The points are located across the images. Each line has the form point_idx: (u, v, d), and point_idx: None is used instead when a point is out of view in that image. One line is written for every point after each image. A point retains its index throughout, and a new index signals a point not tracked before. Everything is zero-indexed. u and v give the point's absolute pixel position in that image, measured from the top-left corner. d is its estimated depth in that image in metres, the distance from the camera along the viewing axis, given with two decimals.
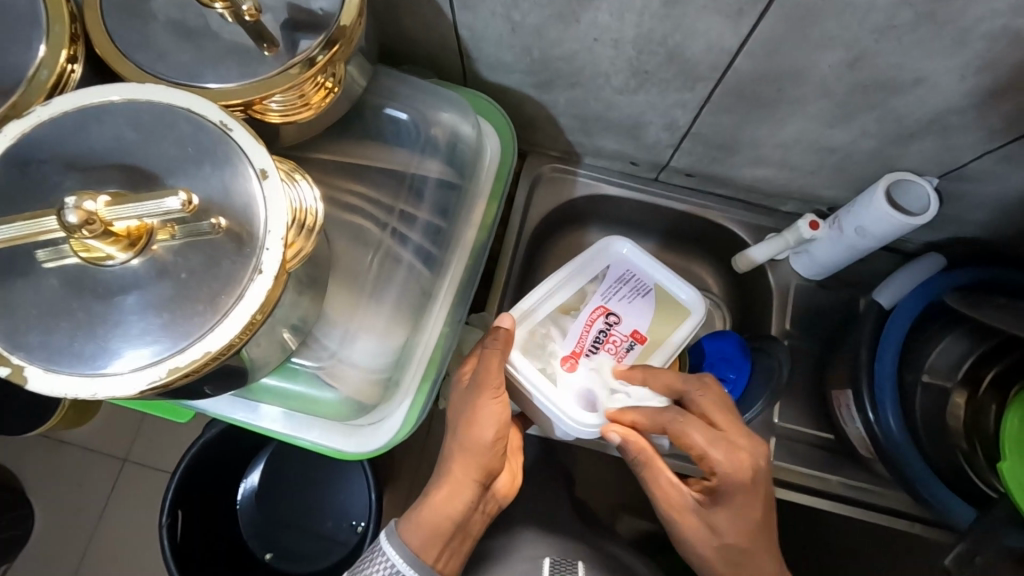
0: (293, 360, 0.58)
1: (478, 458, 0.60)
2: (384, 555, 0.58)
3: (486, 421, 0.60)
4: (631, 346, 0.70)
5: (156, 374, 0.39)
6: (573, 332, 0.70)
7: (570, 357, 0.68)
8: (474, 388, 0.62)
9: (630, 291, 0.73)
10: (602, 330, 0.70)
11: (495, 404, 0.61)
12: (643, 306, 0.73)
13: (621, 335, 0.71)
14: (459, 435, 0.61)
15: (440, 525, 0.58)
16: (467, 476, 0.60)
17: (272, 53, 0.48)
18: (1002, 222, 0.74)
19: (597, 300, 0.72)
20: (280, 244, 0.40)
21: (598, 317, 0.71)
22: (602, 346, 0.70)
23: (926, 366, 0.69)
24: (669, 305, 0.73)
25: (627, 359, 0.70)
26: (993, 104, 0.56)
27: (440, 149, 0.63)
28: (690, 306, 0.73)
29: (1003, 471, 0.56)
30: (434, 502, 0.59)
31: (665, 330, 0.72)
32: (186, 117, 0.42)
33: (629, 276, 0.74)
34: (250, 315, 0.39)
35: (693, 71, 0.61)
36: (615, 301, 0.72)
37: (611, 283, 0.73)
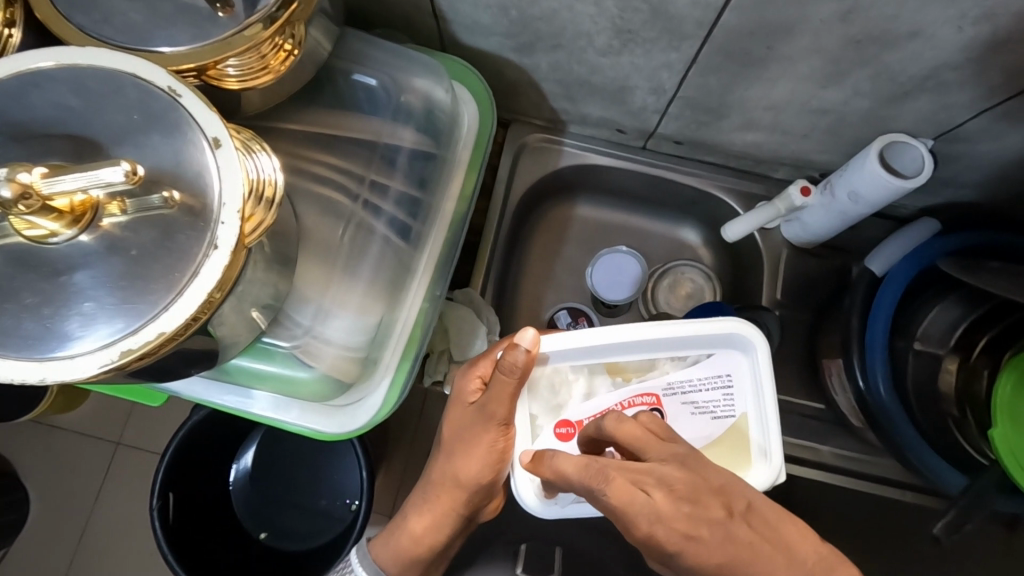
0: (265, 339, 0.56)
1: (459, 497, 0.60)
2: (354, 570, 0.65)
3: (473, 466, 0.58)
4: None
5: (109, 356, 0.36)
6: (599, 401, 0.58)
7: (568, 428, 0.57)
8: (478, 418, 0.56)
9: (708, 402, 0.58)
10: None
11: (493, 446, 0.57)
12: (708, 425, 0.58)
13: None
14: (444, 467, 0.60)
15: (413, 551, 0.63)
16: (447, 508, 0.61)
17: (227, 14, 0.44)
18: (998, 184, 0.72)
19: (655, 384, 0.58)
20: (237, 217, 0.38)
21: (640, 403, 0.58)
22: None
23: (919, 334, 0.68)
24: (739, 451, 0.57)
25: None
26: (992, 57, 0.54)
27: (415, 116, 0.60)
28: (753, 472, 0.57)
29: (994, 437, 0.55)
30: (411, 529, 0.63)
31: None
32: (130, 82, 0.39)
33: (720, 382, 0.59)
34: (207, 293, 0.37)
35: (679, 29, 0.58)
36: (675, 397, 0.58)
37: (692, 379, 0.58)
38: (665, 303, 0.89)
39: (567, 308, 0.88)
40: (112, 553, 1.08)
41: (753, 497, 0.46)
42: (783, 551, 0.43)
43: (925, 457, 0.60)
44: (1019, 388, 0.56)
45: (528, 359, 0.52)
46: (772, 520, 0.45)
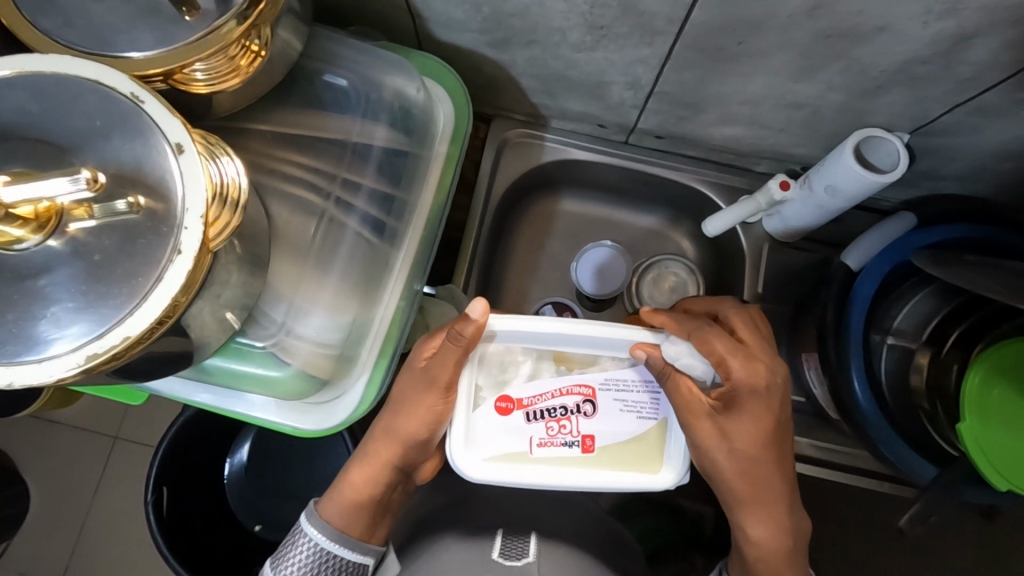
0: (241, 338, 0.56)
1: (401, 448, 0.60)
2: (306, 536, 0.60)
3: (414, 420, 0.58)
4: (571, 444, 0.57)
5: (76, 360, 0.37)
6: (541, 384, 0.58)
7: (507, 403, 0.58)
8: (422, 381, 0.58)
9: (637, 402, 0.59)
10: (566, 406, 0.58)
11: (433, 408, 0.57)
12: (632, 425, 0.59)
13: (574, 426, 0.58)
14: (388, 418, 0.61)
15: (356, 500, 0.61)
16: (385, 459, 0.61)
17: (193, 17, 0.45)
18: (976, 176, 0.72)
19: (592, 377, 0.58)
20: (200, 222, 0.38)
21: (574, 392, 0.58)
22: (548, 417, 0.58)
23: (892, 327, 0.68)
24: (654, 449, 0.59)
25: (551, 449, 0.57)
26: (962, 51, 0.54)
27: (388, 114, 0.60)
28: (661, 473, 0.59)
29: (962, 431, 0.55)
30: (354, 479, 0.61)
31: (613, 464, 0.58)
32: (92, 89, 0.40)
33: (650, 390, 0.59)
34: (172, 298, 0.38)
35: (651, 25, 0.58)
36: (609, 393, 0.59)
37: (626, 380, 0.59)
38: (650, 297, 0.88)
39: (552, 303, 0.88)
40: (109, 545, 1.09)
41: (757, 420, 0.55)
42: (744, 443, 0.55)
43: (896, 449, 0.61)
44: (987, 381, 0.57)
45: (474, 327, 0.54)
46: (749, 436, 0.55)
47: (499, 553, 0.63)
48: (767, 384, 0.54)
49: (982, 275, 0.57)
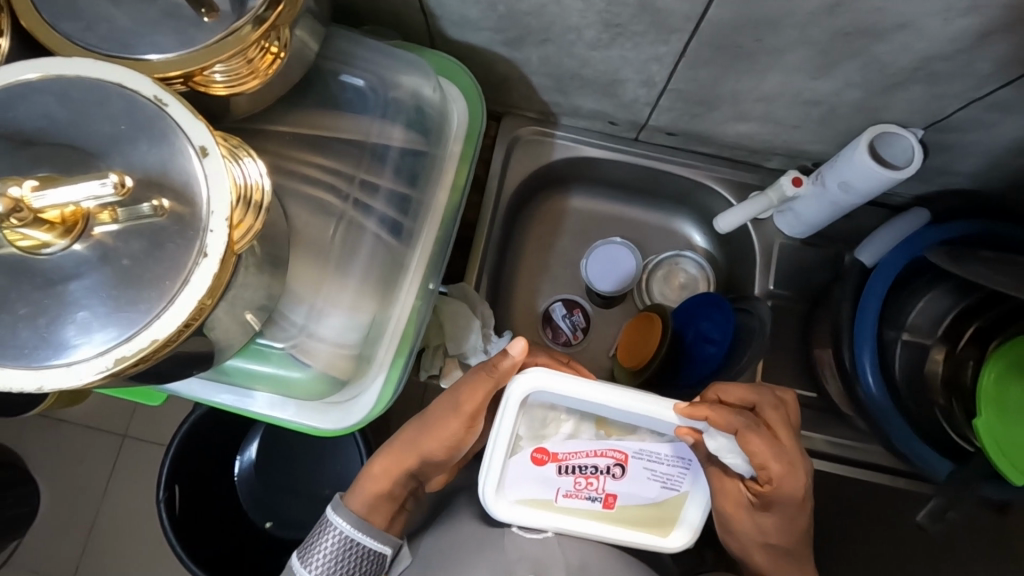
0: (259, 340, 0.57)
1: (421, 458, 0.62)
2: (333, 524, 0.60)
3: (436, 438, 0.60)
4: (594, 499, 0.58)
5: (104, 363, 0.37)
6: (577, 443, 0.57)
7: (543, 455, 0.57)
8: (448, 404, 0.60)
9: (665, 473, 0.59)
10: (597, 465, 0.58)
11: (455, 431, 0.59)
12: (655, 492, 0.59)
13: (601, 484, 0.58)
14: (414, 428, 0.62)
15: (377, 496, 0.62)
16: (405, 465, 0.62)
17: (213, 19, 0.45)
18: (990, 171, 0.72)
19: (627, 445, 0.58)
20: (226, 225, 0.38)
21: (608, 456, 0.58)
22: (577, 473, 0.58)
23: (907, 324, 0.68)
24: (669, 515, 0.60)
25: (574, 500, 0.58)
26: (981, 48, 0.54)
27: (404, 114, 0.60)
28: (670, 537, 0.60)
29: (979, 428, 0.55)
30: (373, 480, 0.62)
31: (627, 521, 0.59)
32: (117, 93, 0.40)
33: (680, 464, 0.59)
34: (198, 300, 0.38)
35: (668, 23, 0.58)
36: (640, 461, 0.58)
37: (660, 453, 0.58)
38: (660, 293, 0.90)
39: (562, 300, 0.89)
40: (123, 543, 1.10)
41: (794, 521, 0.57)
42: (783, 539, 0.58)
43: (911, 443, 0.61)
44: (1004, 377, 0.57)
45: (509, 363, 0.56)
46: (784, 531, 0.58)
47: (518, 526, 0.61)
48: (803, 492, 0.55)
49: (993, 270, 0.58)
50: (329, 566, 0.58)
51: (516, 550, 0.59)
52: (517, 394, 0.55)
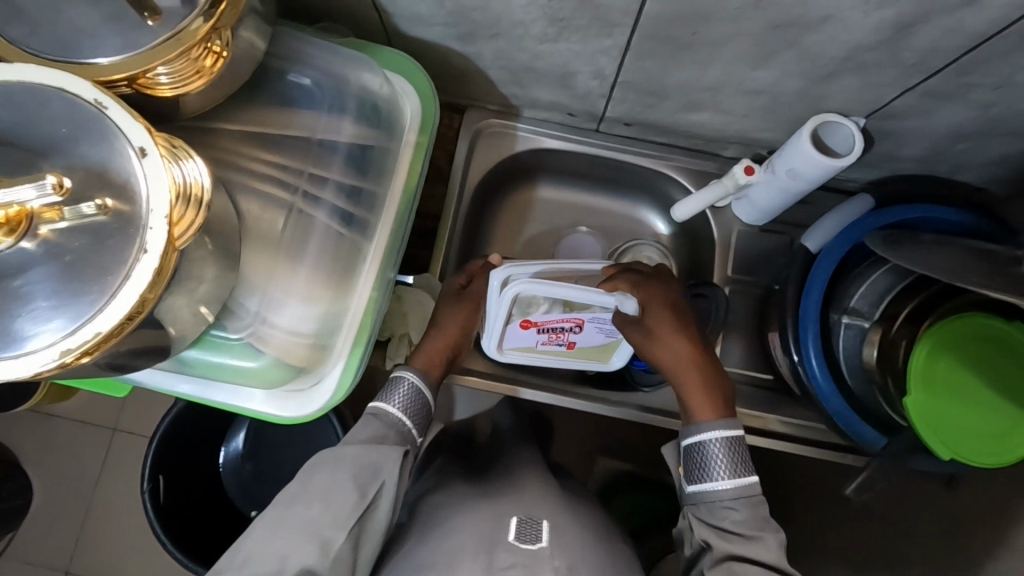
0: (215, 332, 0.59)
1: (458, 333, 0.75)
2: (406, 377, 0.69)
3: (463, 313, 0.75)
4: (562, 344, 0.74)
5: (50, 356, 0.40)
6: (551, 315, 0.70)
7: (528, 323, 0.70)
8: (464, 294, 0.76)
9: (609, 327, 0.73)
10: (563, 325, 0.72)
11: (473, 310, 0.76)
12: (602, 338, 0.75)
13: (566, 336, 0.73)
14: (444, 314, 0.75)
15: (432, 359, 0.73)
16: (450, 339, 0.74)
17: (156, 22, 0.46)
18: (936, 157, 0.74)
19: (584, 313, 0.71)
20: (164, 222, 0.40)
21: (571, 319, 0.71)
22: (550, 331, 0.72)
23: (849, 306, 0.69)
24: (609, 347, 0.77)
25: (551, 346, 0.74)
26: (905, 39, 0.55)
27: (354, 110, 0.62)
28: (609, 364, 0.77)
29: (908, 405, 0.57)
30: (427, 348, 0.73)
31: (582, 355, 0.76)
32: (58, 96, 0.42)
33: None
34: (139, 294, 0.40)
35: (607, 17, 0.60)
36: (594, 323, 0.72)
37: (608, 317, 0.72)
38: None
39: None
40: (113, 532, 1.13)
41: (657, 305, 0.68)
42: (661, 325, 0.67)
43: (848, 420, 0.65)
44: (933, 352, 0.59)
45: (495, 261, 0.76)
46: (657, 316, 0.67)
47: (513, 536, 0.59)
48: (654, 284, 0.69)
49: (937, 257, 0.58)
50: (407, 401, 0.68)
51: (507, 557, 0.56)
52: (502, 276, 0.66)
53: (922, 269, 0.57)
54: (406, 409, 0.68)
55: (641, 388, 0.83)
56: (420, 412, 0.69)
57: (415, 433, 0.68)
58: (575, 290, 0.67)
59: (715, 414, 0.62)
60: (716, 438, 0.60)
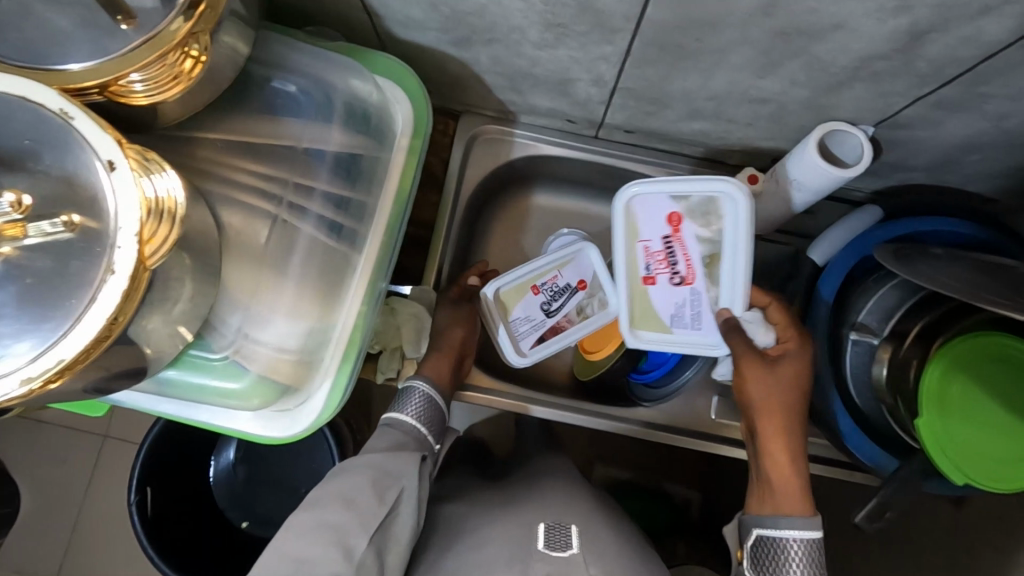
0: (195, 350, 0.56)
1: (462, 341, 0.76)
2: (418, 386, 0.70)
3: (461, 320, 0.76)
4: (647, 266, 0.70)
5: (10, 385, 0.37)
6: (688, 241, 0.68)
7: (675, 220, 0.69)
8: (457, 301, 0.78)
9: (682, 308, 0.70)
10: (683, 269, 0.69)
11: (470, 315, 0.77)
12: (664, 313, 0.70)
13: (666, 274, 0.70)
14: (441, 323, 0.76)
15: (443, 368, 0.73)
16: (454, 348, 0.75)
17: (131, 27, 0.44)
18: (946, 167, 0.71)
19: (704, 277, 0.68)
20: (134, 241, 0.38)
21: (687, 269, 0.69)
22: (673, 249, 0.69)
23: (857, 321, 0.66)
24: (654, 322, 0.71)
25: (642, 268, 0.70)
26: (919, 47, 0.52)
27: (342, 117, 0.59)
28: (634, 332, 0.72)
29: (919, 428, 0.55)
30: (432, 357, 0.73)
31: (629, 311, 0.72)
32: (20, 107, 0.39)
33: (699, 316, 0.69)
34: (106, 318, 0.37)
35: (608, 23, 0.57)
36: (692, 295, 0.69)
37: (699, 295, 0.69)
38: None
39: None
40: (100, 548, 1.10)
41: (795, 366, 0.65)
42: (788, 388, 0.65)
43: (857, 442, 0.63)
44: (945, 374, 0.56)
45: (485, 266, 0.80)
46: (785, 377, 0.65)
47: (544, 543, 0.56)
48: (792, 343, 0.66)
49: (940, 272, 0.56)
50: (421, 410, 0.69)
51: (541, 568, 0.53)
52: (630, 189, 0.69)
53: (924, 281, 0.54)
54: (421, 416, 0.69)
55: (641, 403, 0.81)
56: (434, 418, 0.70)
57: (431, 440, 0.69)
58: (737, 257, 0.66)
59: (800, 511, 0.60)
60: (797, 537, 0.59)
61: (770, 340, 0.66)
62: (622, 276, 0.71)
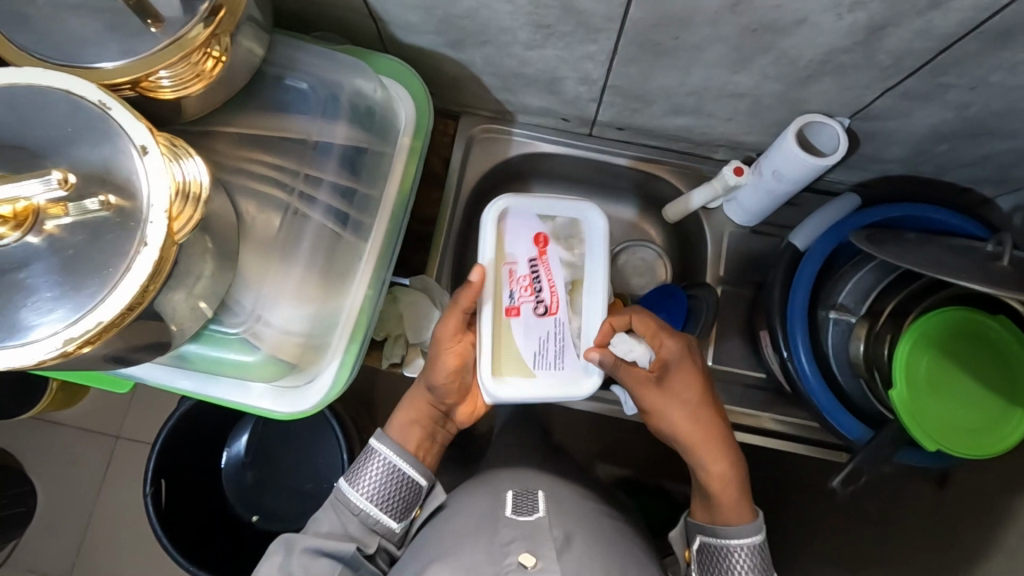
0: (215, 325, 0.60)
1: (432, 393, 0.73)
2: (378, 453, 0.69)
3: (453, 355, 0.70)
4: (511, 296, 0.72)
5: (55, 343, 0.41)
6: (552, 267, 0.74)
7: (541, 239, 0.75)
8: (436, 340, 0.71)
9: (545, 345, 0.72)
10: (542, 297, 0.73)
11: (459, 353, 0.71)
12: (527, 348, 0.71)
13: (528, 305, 0.72)
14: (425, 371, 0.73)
15: (412, 426, 0.73)
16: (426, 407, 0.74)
17: (158, 29, 0.48)
18: (919, 157, 0.75)
19: (563, 309, 0.73)
20: (163, 217, 0.42)
21: (546, 297, 0.73)
22: (535, 277, 0.73)
23: (837, 302, 0.70)
24: (519, 364, 0.71)
25: (507, 296, 0.72)
26: (878, 41, 0.57)
27: (348, 114, 0.64)
28: (494, 377, 0.69)
29: (893, 398, 0.58)
30: (403, 415, 0.73)
31: (490, 349, 0.70)
32: (63, 98, 0.44)
33: (563, 350, 0.72)
34: (140, 285, 0.42)
35: (591, 23, 0.62)
36: (554, 325, 0.73)
37: (557, 327, 0.73)
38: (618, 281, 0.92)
39: None
40: (114, 539, 1.14)
41: (681, 375, 0.67)
42: (684, 402, 0.67)
43: (839, 417, 0.66)
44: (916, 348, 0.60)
45: (473, 288, 0.68)
46: (678, 386, 0.67)
47: (512, 509, 0.64)
48: (669, 355, 0.68)
49: (908, 251, 0.60)
50: (374, 485, 0.68)
51: (507, 532, 0.59)
52: (503, 202, 0.74)
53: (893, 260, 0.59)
54: (373, 496, 0.68)
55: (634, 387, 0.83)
56: (395, 499, 0.68)
57: (392, 526, 0.68)
58: (596, 283, 0.75)
59: (743, 519, 0.64)
60: (740, 545, 0.64)
61: (648, 352, 0.69)
62: (488, 306, 0.70)
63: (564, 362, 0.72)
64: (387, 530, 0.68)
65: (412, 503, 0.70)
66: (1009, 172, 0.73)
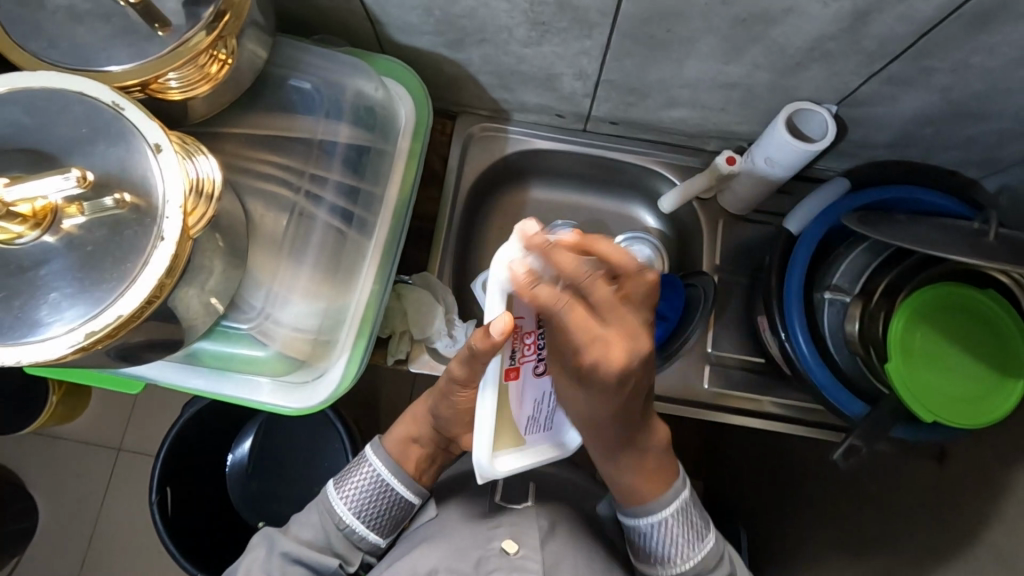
0: (226, 323, 0.61)
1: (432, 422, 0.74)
2: (368, 467, 0.71)
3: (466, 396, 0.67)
4: (513, 359, 0.58)
5: (75, 338, 0.42)
6: None
7: None
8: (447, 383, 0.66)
9: (540, 409, 0.63)
10: (546, 355, 0.61)
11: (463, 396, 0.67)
12: (523, 414, 0.61)
13: (530, 365, 0.60)
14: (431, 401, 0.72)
15: (408, 445, 0.74)
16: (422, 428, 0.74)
17: (165, 33, 0.50)
18: (905, 142, 0.77)
19: None
20: (179, 212, 0.44)
21: (550, 354, 0.61)
22: (542, 332, 0.60)
23: (831, 283, 0.72)
24: (514, 435, 0.61)
25: (510, 358, 0.58)
26: (863, 27, 0.59)
27: (350, 113, 0.66)
28: (490, 459, 0.59)
29: (890, 371, 0.60)
30: (398, 432, 0.74)
31: (491, 426, 0.58)
32: (78, 101, 0.45)
33: (553, 411, 0.65)
34: (157, 279, 0.43)
35: (586, 18, 0.63)
36: (551, 385, 0.63)
37: (553, 388, 0.63)
38: None
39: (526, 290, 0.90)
40: (119, 550, 1.14)
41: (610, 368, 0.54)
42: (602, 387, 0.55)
43: (835, 393, 0.67)
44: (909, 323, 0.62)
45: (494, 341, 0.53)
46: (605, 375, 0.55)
47: (500, 497, 0.71)
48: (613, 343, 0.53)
49: (896, 230, 0.62)
50: (363, 499, 0.69)
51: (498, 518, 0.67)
52: None
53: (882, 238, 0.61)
54: (361, 510, 0.68)
55: None
56: (383, 515, 0.69)
57: (379, 541, 0.70)
58: None
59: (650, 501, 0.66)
60: (655, 520, 0.66)
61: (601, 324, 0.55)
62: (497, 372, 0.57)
63: (557, 426, 0.66)
64: (369, 545, 0.69)
65: (401, 519, 0.71)
66: (992, 153, 0.75)
